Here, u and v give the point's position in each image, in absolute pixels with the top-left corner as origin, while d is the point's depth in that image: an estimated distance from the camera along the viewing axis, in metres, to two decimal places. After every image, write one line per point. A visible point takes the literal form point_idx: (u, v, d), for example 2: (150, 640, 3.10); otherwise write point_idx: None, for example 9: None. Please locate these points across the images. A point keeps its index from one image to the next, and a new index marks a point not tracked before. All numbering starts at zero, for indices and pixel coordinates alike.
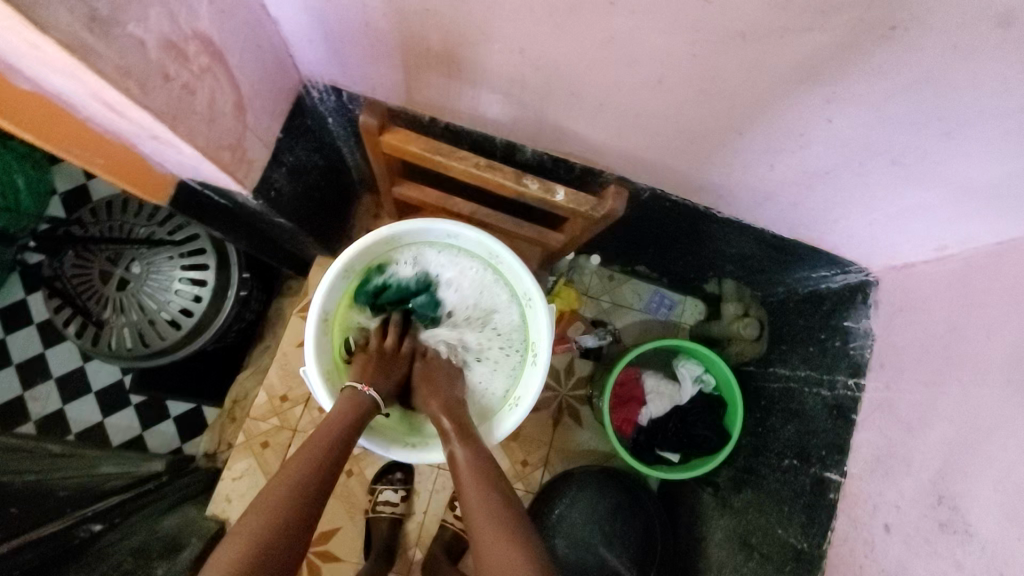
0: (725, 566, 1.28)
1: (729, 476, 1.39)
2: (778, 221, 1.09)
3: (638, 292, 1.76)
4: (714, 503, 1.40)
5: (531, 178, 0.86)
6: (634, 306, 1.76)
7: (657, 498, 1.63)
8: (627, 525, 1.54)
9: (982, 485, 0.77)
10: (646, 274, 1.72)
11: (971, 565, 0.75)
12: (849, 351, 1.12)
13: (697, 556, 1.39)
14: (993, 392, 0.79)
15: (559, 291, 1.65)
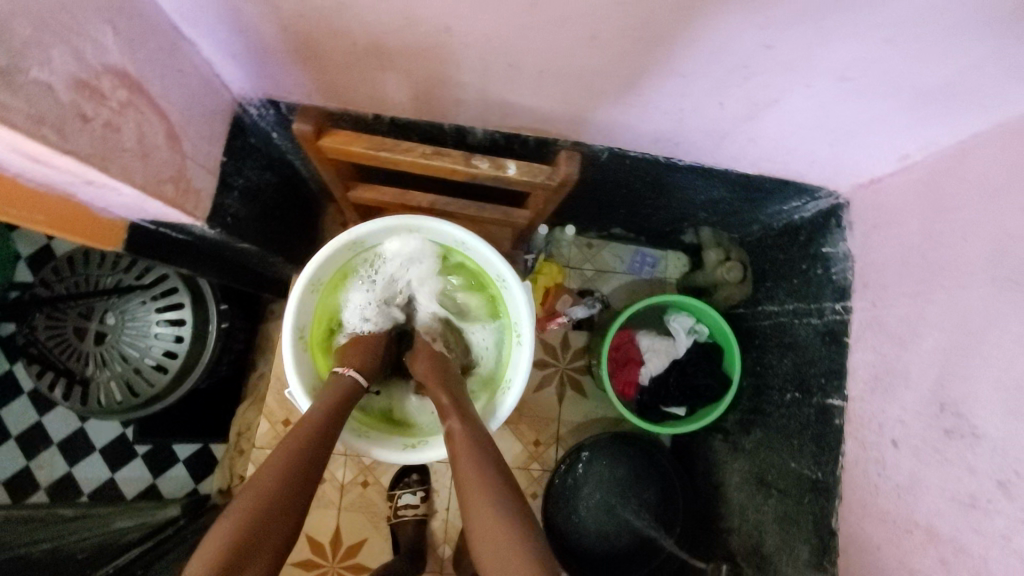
0: (747, 507, 1.29)
1: (736, 420, 1.40)
2: (740, 159, 1.08)
3: (619, 255, 1.76)
4: (727, 449, 1.41)
5: (481, 157, 0.84)
6: (619, 270, 1.76)
7: (671, 454, 1.64)
8: (646, 485, 1.56)
9: (982, 385, 0.78)
10: (623, 236, 1.71)
11: (985, 467, 0.76)
12: (832, 277, 1.12)
13: (719, 504, 1.41)
14: (978, 292, 0.80)
15: (541, 268, 1.64)
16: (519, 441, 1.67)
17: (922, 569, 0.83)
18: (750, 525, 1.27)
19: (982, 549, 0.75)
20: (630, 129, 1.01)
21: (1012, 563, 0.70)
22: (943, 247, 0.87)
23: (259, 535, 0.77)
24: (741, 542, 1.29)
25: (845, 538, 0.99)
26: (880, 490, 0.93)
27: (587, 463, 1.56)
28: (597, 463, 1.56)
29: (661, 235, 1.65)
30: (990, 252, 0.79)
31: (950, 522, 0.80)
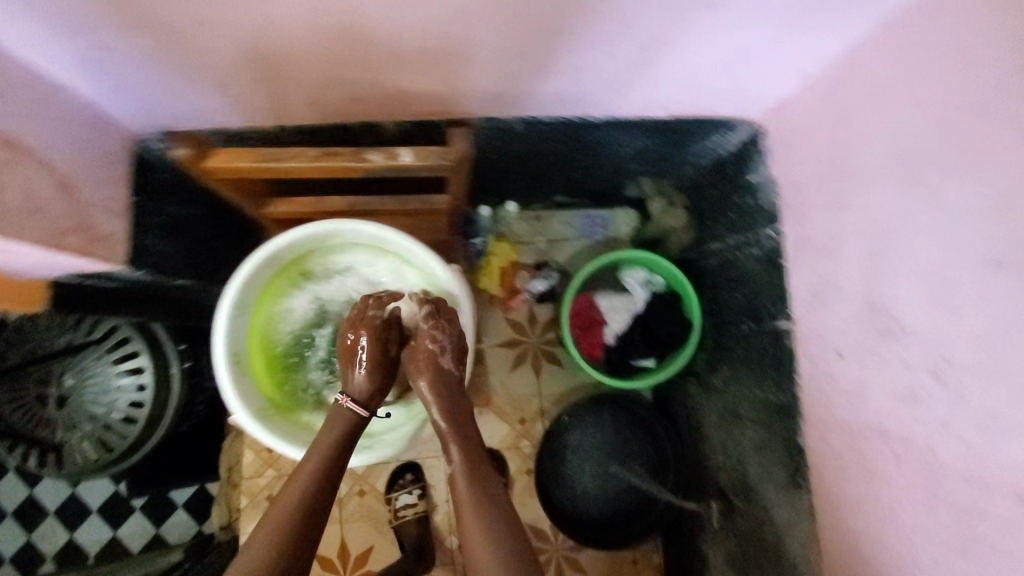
0: (726, 442, 1.32)
1: (704, 359, 1.42)
2: (650, 105, 1.09)
3: (569, 223, 1.75)
4: (700, 390, 1.44)
5: (371, 150, 0.83)
6: (572, 237, 1.77)
7: (655, 408, 1.66)
8: (634, 440, 1.59)
9: (903, 281, 0.80)
10: (568, 203, 1.70)
11: (918, 359, 0.78)
12: (762, 204, 1.14)
13: (703, 445, 1.43)
14: (889, 193, 0.82)
15: (494, 248, 1.68)
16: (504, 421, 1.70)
17: (881, 468, 0.86)
18: (733, 459, 1.29)
19: (927, 438, 0.77)
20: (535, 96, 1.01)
21: (954, 446, 0.73)
22: (852, 154, 0.88)
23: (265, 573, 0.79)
24: (728, 477, 1.31)
25: (813, 453, 1.02)
26: (834, 401, 0.95)
27: (573, 431, 1.62)
28: (582, 430, 1.62)
29: (606, 195, 1.65)
30: (893, 154, 0.81)
31: (896, 419, 0.82)
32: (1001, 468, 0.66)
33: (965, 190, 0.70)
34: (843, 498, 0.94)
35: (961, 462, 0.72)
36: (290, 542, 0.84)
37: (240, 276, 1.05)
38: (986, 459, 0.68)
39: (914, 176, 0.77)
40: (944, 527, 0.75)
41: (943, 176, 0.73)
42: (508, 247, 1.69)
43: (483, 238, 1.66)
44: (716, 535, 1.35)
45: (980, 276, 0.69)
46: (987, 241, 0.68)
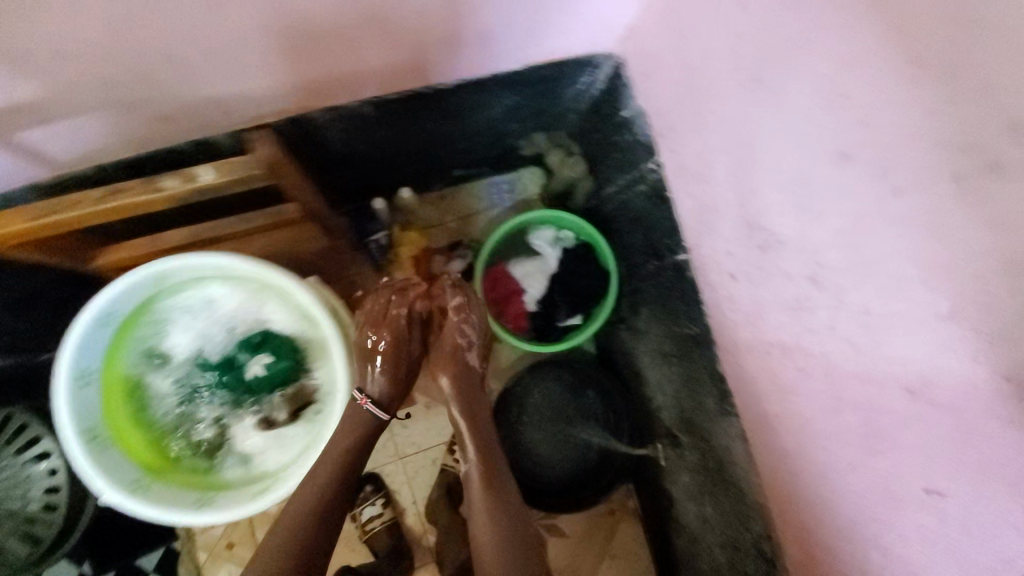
0: (662, 381, 1.31)
1: (627, 304, 1.39)
2: (496, 57, 1.03)
3: (475, 195, 1.66)
4: (630, 335, 1.41)
5: (165, 178, 0.85)
6: (482, 208, 1.66)
7: (596, 364, 1.63)
8: (586, 399, 1.57)
9: (768, 191, 0.77)
10: (467, 174, 1.62)
11: (796, 267, 0.75)
12: (638, 138, 1.10)
13: (646, 389, 1.41)
14: (736, 101, 0.79)
15: (401, 239, 1.57)
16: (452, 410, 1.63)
17: (788, 383, 0.84)
18: (674, 396, 1.27)
19: (819, 345, 0.75)
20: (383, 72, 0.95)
21: (843, 349, 0.70)
22: (702, 70, 0.84)
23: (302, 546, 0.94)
24: (674, 414, 1.30)
25: (733, 378, 1.00)
26: (738, 324, 0.93)
27: (522, 407, 1.57)
28: (531, 402, 1.57)
29: (502, 159, 1.59)
30: (737, 62, 0.77)
31: (791, 331, 0.80)
32: (886, 362, 0.64)
33: (803, 86, 0.67)
34: (764, 419, 0.92)
35: (851, 363, 0.70)
36: (314, 523, 0.97)
37: (63, 365, 1.00)
38: (872, 355, 0.66)
39: (756, 80, 0.74)
40: (850, 430, 0.73)
41: (782, 76, 0.70)
42: (415, 234, 1.58)
43: (385, 231, 1.55)
44: (677, 473, 1.34)
45: (831, 171, 0.65)
46: (831, 135, 0.65)
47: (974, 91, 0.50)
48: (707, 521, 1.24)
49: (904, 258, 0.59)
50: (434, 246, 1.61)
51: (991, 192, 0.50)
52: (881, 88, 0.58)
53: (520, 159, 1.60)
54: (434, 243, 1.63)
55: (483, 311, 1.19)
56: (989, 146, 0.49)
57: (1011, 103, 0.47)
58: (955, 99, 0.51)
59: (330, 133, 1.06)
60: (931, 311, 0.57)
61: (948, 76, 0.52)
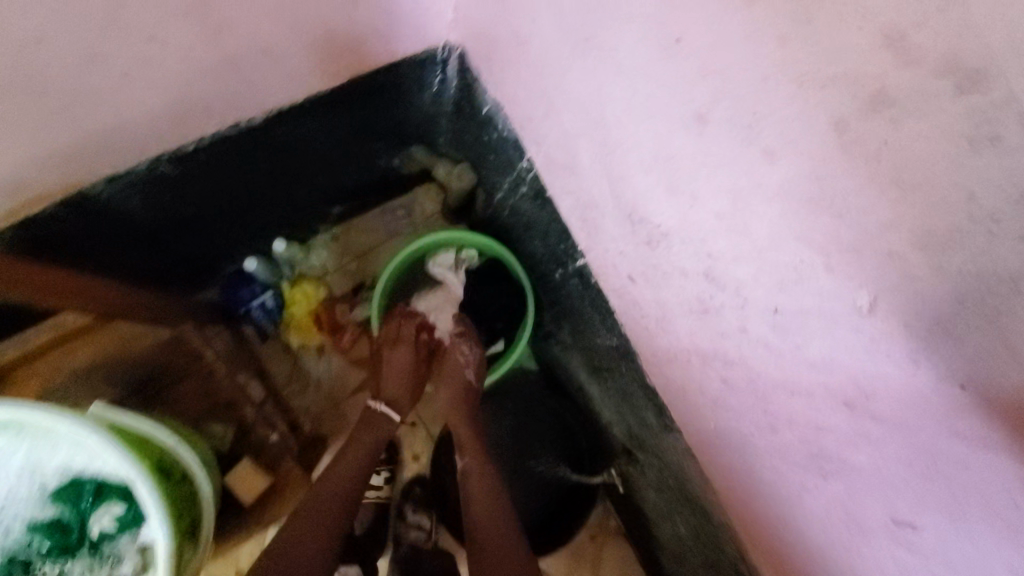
0: (603, 395, 1.15)
1: (551, 316, 1.23)
2: (303, 70, 0.84)
3: (370, 227, 1.42)
4: (562, 348, 1.25)
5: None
6: (383, 237, 1.43)
7: (545, 378, 1.41)
8: (536, 426, 1.37)
9: (636, 176, 0.61)
10: (349, 210, 1.42)
11: (688, 263, 0.60)
12: (504, 135, 0.94)
13: (592, 403, 1.24)
14: (573, 73, 0.63)
15: (292, 297, 1.32)
16: (385, 464, 1.27)
17: (717, 395, 0.69)
18: (616, 411, 1.12)
19: (736, 350, 0.60)
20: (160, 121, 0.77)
21: (761, 354, 0.55)
22: (536, 42, 0.69)
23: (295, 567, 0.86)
24: (623, 430, 1.14)
25: (664, 390, 0.84)
26: (653, 331, 0.77)
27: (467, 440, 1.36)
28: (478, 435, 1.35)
29: (383, 185, 1.40)
30: (563, 24, 0.61)
31: (704, 336, 0.65)
32: (811, 369, 0.49)
33: (635, 37, 0.52)
34: (705, 435, 0.77)
35: (775, 371, 0.55)
36: (300, 536, 0.90)
37: None
38: (793, 361, 0.51)
39: (586, 42, 0.59)
40: (793, 449, 0.58)
41: (610, 33, 0.55)
42: (308, 286, 1.33)
43: (270, 292, 1.30)
44: (643, 494, 1.17)
45: (689, 140, 0.50)
46: (680, 96, 0.49)
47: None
48: (682, 539, 1.08)
49: (795, 239, 0.44)
50: (334, 293, 1.37)
51: (880, 138, 0.35)
52: (716, 22, 0.43)
53: (404, 178, 1.42)
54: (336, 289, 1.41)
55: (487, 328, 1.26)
56: (864, 72, 0.35)
57: (881, 6, 0.33)
58: (808, 15, 0.37)
59: (129, 205, 0.87)
60: (845, 303, 0.42)
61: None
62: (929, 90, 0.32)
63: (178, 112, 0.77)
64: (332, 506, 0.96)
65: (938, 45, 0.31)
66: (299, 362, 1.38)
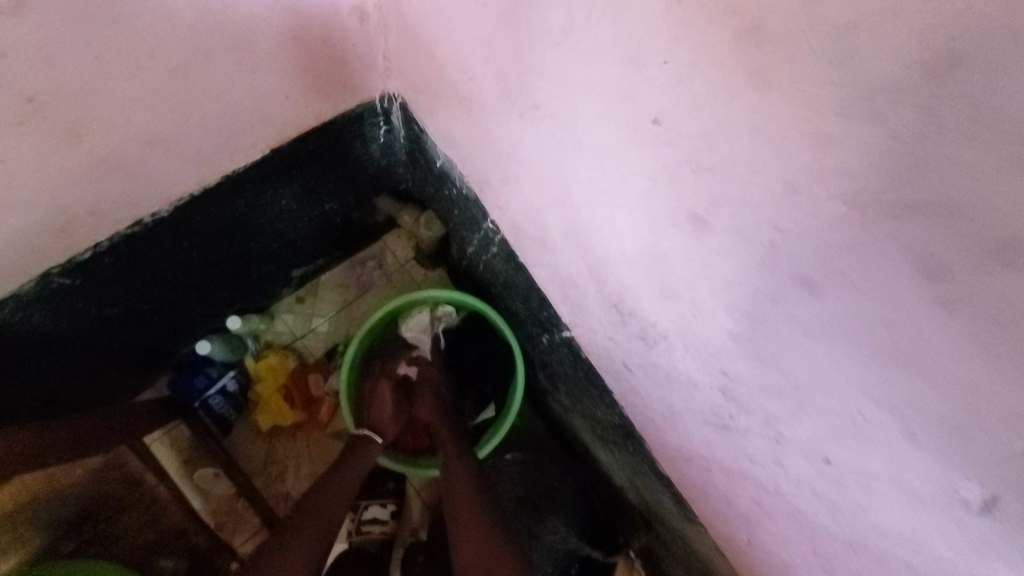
0: (616, 463, 0.99)
1: (546, 375, 1.04)
2: (217, 154, 0.67)
3: (338, 284, 1.26)
4: (562, 408, 1.07)
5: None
6: (354, 294, 1.26)
7: (557, 441, 1.21)
8: (545, 494, 1.12)
9: (619, 267, 0.47)
10: (313, 269, 1.25)
11: (698, 374, 0.46)
12: (463, 194, 0.81)
13: (602, 467, 1.09)
14: (527, 141, 0.50)
15: (258, 371, 1.17)
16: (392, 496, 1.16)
17: (749, 513, 0.54)
18: (628, 477, 0.97)
19: (771, 479, 0.46)
20: (38, 236, 0.60)
21: (808, 498, 0.42)
22: (479, 101, 0.55)
23: None
24: (637, 497, 0.98)
25: (680, 482, 0.71)
26: (661, 424, 0.63)
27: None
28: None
29: (349, 240, 1.23)
30: (505, 83, 0.48)
31: (727, 452, 0.51)
32: (882, 538, 0.36)
33: (594, 109, 0.38)
34: (736, 544, 0.63)
35: (829, 520, 0.41)
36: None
37: None
38: (856, 519, 0.38)
39: (537, 108, 0.45)
40: None
41: (564, 102, 0.41)
42: (274, 358, 1.19)
43: (231, 373, 1.15)
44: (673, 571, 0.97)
45: (685, 245, 0.37)
46: (667, 191, 0.36)
47: (912, 86, 0.21)
48: None
49: (853, 390, 0.31)
50: (310, 361, 1.23)
51: (1015, 301, 0.21)
52: (716, 108, 0.29)
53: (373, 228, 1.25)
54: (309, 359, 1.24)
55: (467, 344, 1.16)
56: (974, 203, 0.21)
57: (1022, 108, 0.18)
58: (877, 108, 0.23)
59: (26, 330, 0.73)
60: (938, 487, 0.29)
61: (838, 60, 0.23)
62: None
63: (57, 225, 0.60)
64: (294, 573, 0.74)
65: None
66: (274, 445, 1.21)
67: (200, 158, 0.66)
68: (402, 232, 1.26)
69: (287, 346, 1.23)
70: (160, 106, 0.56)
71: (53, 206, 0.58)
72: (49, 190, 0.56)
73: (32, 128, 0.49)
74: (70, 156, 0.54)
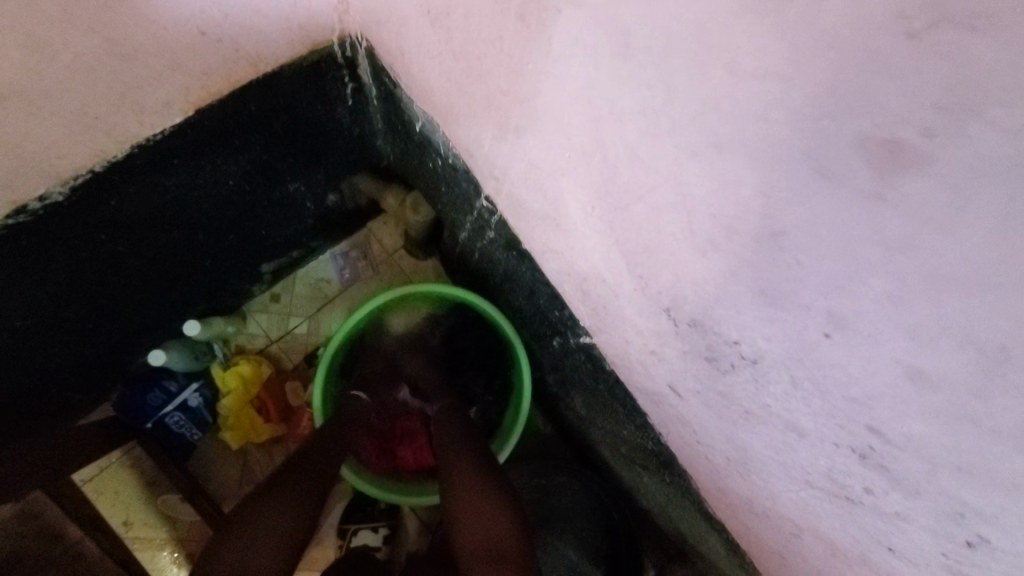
0: (648, 493, 0.79)
1: (556, 383, 0.86)
2: (112, 115, 0.50)
3: (315, 278, 1.06)
4: (577, 420, 0.89)
5: None
6: (334, 291, 1.07)
7: (574, 452, 1.02)
8: (560, 500, 0.92)
9: (682, 255, 0.31)
10: (288, 262, 1.03)
11: (810, 421, 0.30)
12: (450, 163, 0.63)
13: (631, 488, 0.87)
14: (534, 67, 0.33)
15: (224, 378, 0.99)
16: (383, 519, 0.99)
17: None
18: (661, 504, 0.77)
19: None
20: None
21: None
22: (459, 19, 0.38)
23: None
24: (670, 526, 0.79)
25: (741, 533, 0.54)
26: (719, 466, 0.47)
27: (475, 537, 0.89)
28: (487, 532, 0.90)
29: (329, 228, 1.01)
30: None
31: (838, 527, 0.34)
32: None
33: None
34: None
35: None
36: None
37: None
38: None
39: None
40: None
41: None
42: (245, 365, 1.01)
43: (194, 387, 0.99)
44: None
45: None
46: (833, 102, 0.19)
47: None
48: None
49: None
50: (285, 367, 1.06)
51: None
52: None
53: (356, 212, 1.02)
54: (284, 364, 1.06)
55: (460, 330, 0.97)
56: None
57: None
58: None
59: None
60: None
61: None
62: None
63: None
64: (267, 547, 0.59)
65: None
66: (248, 462, 1.05)
67: (90, 121, 0.49)
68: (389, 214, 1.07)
69: (262, 351, 1.06)
70: (5, 43, 0.39)
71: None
72: None
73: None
74: None
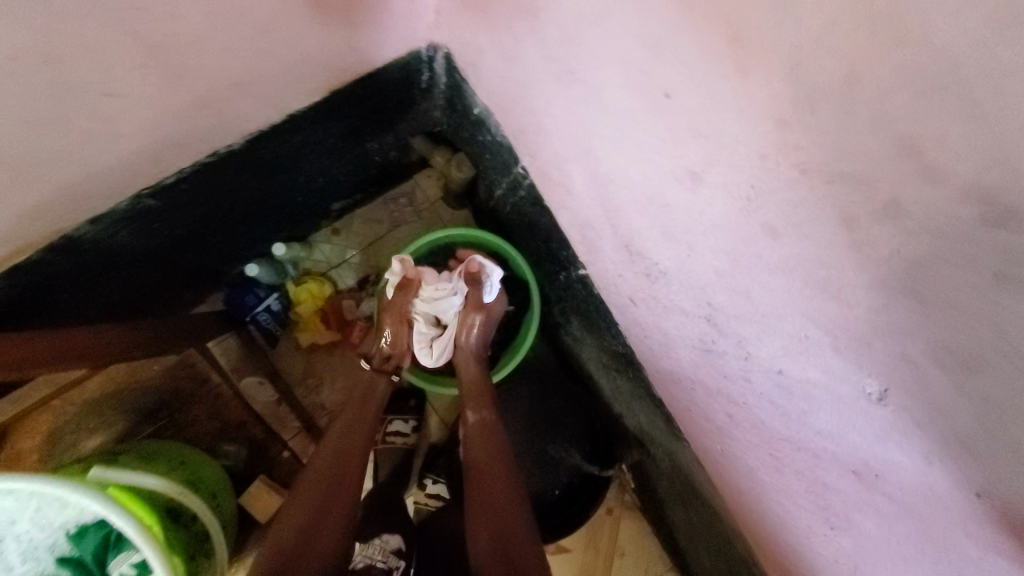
0: (619, 393, 1.06)
1: (559, 310, 1.12)
2: (281, 94, 0.76)
3: (373, 218, 1.30)
4: (571, 339, 1.15)
5: None
6: (386, 229, 1.30)
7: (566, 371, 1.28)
8: (557, 409, 1.20)
9: (631, 214, 0.56)
10: (351, 204, 1.27)
11: (688, 305, 0.56)
12: (497, 140, 0.89)
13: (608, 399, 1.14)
14: (559, 94, 0.58)
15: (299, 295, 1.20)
16: (415, 412, 1.20)
17: (723, 425, 0.64)
18: (629, 406, 1.05)
19: (741, 393, 0.56)
20: (136, 163, 0.71)
21: (767, 407, 0.52)
22: (519, 63, 0.63)
23: (316, 512, 0.72)
24: (634, 422, 1.06)
25: (671, 402, 0.81)
26: (656, 353, 0.73)
27: None
28: None
29: (388, 178, 1.26)
30: (544, 51, 0.56)
31: (707, 371, 0.60)
32: (818, 436, 0.46)
33: (618, 81, 0.46)
34: (710, 455, 0.73)
35: (780, 424, 0.52)
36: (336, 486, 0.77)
37: None
38: (801, 423, 0.48)
39: (570, 74, 0.53)
40: (799, 492, 0.54)
41: (593, 70, 0.49)
42: (313, 283, 1.21)
43: (275, 295, 1.17)
44: (661, 485, 1.08)
45: (685, 198, 0.45)
46: (670, 152, 0.44)
47: (833, 90, 0.30)
48: (695, 528, 1.01)
49: (809, 322, 0.39)
50: (342, 288, 1.27)
51: (892, 245, 0.30)
52: (707, 88, 0.38)
53: (409, 167, 1.27)
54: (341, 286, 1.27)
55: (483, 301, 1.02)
56: (874, 176, 0.30)
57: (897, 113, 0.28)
58: (813, 103, 0.31)
59: (115, 244, 0.82)
60: (854, 387, 0.39)
61: (786, 64, 0.32)
62: (934, 207, 0.28)
63: (151, 153, 0.71)
64: (347, 447, 0.83)
65: (945, 162, 0.26)
66: (312, 361, 1.26)
67: (269, 100, 0.76)
68: (434, 171, 1.31)
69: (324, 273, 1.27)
70: (246, 53, 0.66)
71: (151, 137, 0.68)
72: (150, 123, 0.66)
73: (146, 70, 0.58)
74: (170, 97, 0.64)
